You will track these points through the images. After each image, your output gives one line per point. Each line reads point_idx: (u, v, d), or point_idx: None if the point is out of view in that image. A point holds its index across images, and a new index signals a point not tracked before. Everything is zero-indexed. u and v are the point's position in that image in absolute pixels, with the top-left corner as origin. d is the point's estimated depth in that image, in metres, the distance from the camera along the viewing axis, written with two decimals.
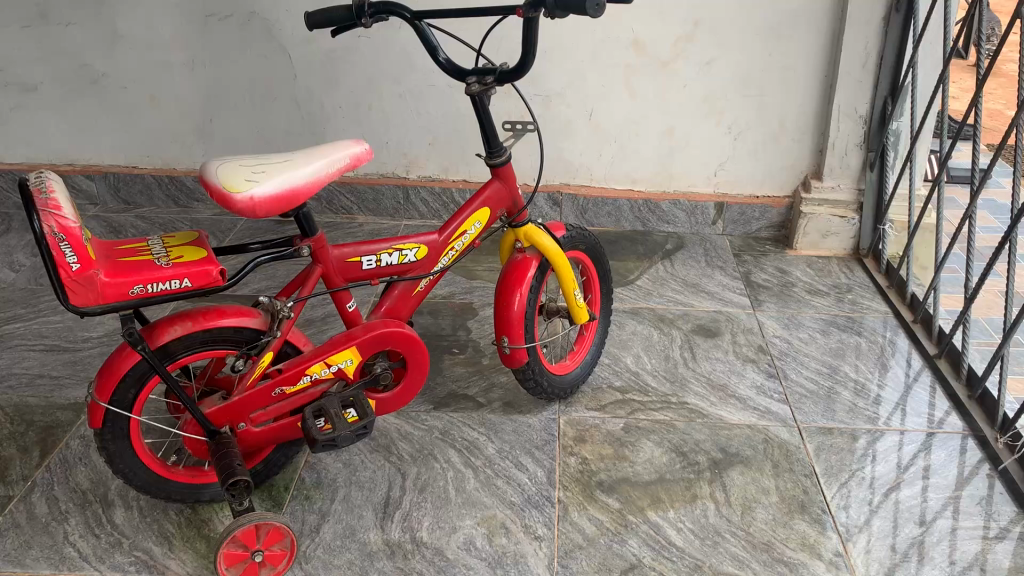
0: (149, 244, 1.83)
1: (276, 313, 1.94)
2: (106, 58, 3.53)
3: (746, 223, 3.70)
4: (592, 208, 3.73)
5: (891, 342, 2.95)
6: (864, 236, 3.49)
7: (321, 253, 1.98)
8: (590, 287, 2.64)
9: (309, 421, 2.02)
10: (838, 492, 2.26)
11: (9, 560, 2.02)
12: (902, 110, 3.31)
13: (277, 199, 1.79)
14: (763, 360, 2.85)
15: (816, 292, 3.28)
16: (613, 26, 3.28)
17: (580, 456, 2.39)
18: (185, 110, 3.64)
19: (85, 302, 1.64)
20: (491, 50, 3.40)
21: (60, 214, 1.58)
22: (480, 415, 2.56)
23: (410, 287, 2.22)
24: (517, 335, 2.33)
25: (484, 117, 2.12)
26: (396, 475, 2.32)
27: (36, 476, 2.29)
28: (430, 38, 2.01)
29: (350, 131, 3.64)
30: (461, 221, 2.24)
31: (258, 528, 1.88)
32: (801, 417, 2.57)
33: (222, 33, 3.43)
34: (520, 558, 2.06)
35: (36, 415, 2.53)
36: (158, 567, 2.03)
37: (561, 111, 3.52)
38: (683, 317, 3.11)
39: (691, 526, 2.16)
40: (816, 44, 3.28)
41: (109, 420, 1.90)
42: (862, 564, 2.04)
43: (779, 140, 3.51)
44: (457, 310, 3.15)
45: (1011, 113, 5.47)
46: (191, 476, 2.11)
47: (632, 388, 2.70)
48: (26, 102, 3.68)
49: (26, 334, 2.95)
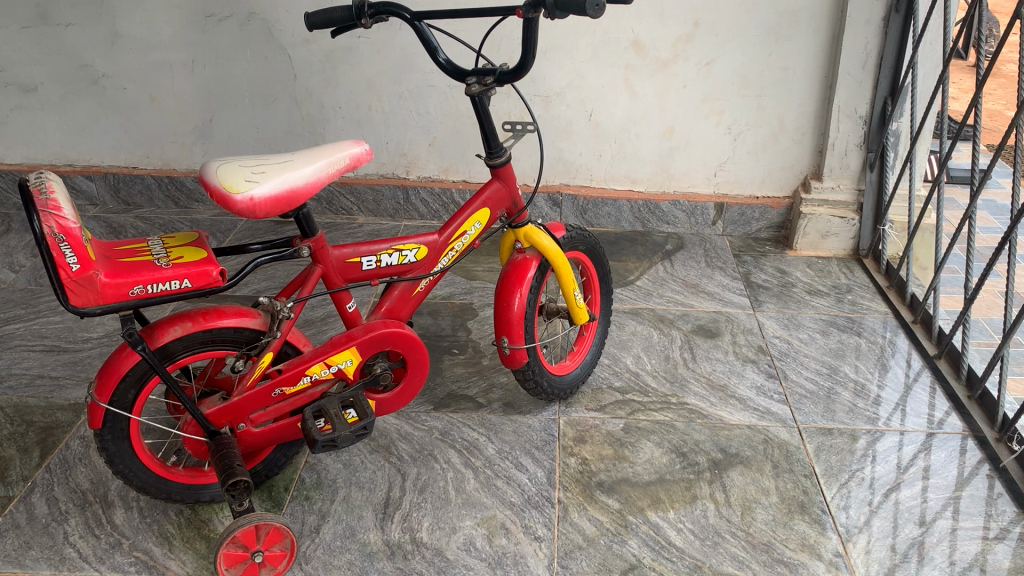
0: (149, 244, 1.84)
1: (275, 313, 1.93)
2: (106, 59, 3.53)
3: (746, 223, 3.71)
4: (592, 208, 3.74)
5: (891, 342, 2.95)
6: (864, 236, 3.49)
7: (321, 253, 1.98)
8: (590, 287, 2.64)
9: (309, 421, 2.02)
10: (838, 493, 2.26)
11: (9, 560, 2.03)
12: (903, 110, 3.31)
13: (277, 199, 1.79)
14: (763, 360, 2.85)
15: (816, 292, 3.29)
16: (613, 26, 3.28)
17: (580, 457, 2.39)
18: (185, 110, 3.64)
19: (85, 302, 1.64)
20: (491, 50, 3.40)
21: (60, 214, 1.58)
22: (481, 416, 2.57)
23: (410, 287, 2.22)
24: (517, 335, 2.33)
25: (484, 117, 2.12)
26: (396, 475, 2.32)
27: (36, 477, 2.29)
28: (430, 39, 2.00)
29: (350, 132, 3.64)
30: (461, 221, 2.24)
31: (258, 528, 1.88)
32: (801, 417, 2.57)
33: (223, 33, 3.43)
34: (521, 558, 2.06)
35: (37, 415, 2.53)
36: (158, 567, 2.03)
37: (561, 111, 3.52)
38: (683, 317, 3.12)
39: (691, 526, 2.16)
40: (815, 45, 3.28)
41: (109, 421, 1.90)
42: (862, 564, 2.04)
43: (779, 140, 3.51)
44: (457, 310, 3.15)
45: (1010, 113, 5.48)
46: (191, 477, 2.11)
47: (632, 389, 2.70)
48: (27, 102, 3.68)
49: (26, 335, 2.95)
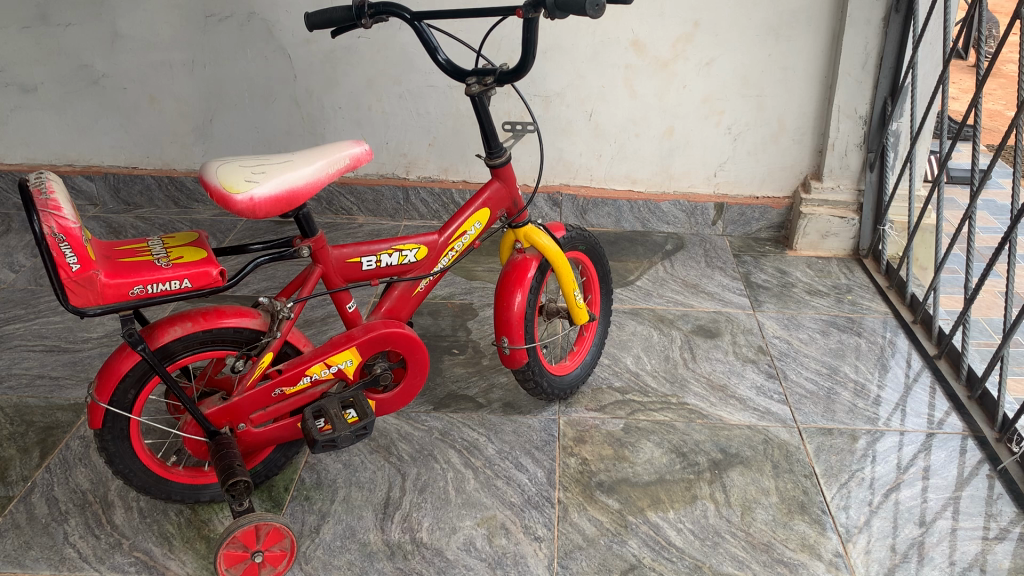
0: (149, 244, 1.84)
1: (275, 313, 1.93)
2: (106, 59, 3.53)
3: (746, 223, 3.71)
4: (593, 208, 3.74)
5: (891, 343, 2.95)
6: (864, 237, 3.49)
7: (321, 253, 1.98)
8: (590, 287, 2.64)
9: (310, 421, 2.02)
10: (838, 493, 2.26)
11: (9, 560, 2.02)
12: (903, 110, 3.31)
13: (277, 199, 1.79)
14: (763, 361, 2.85)
15: (816, 292, 3.29)
16: (612, 27, 3.28)
17: (580, 457, 2.39)
18: (185, 109, 3.64)
19: (85, 302, 1.64)
20: (491, 50, 3.40)
21: (60, 214, 1.58)
22: (480, 415, 2.57)
23: (410, 288, 2.21)
24: (517, 336, 2.33)
25: (483, 117, 2.12)
26: (396, 475, 2.32)
27: (36, 477, 2.29)
28: (429, 39, 2.00)
29: (350, 132, 3.64)
30: (461, 221, 2.24)
31: (258, 528, 1.88)
32: (801, 417, 2.57)
33: (223, 33, 3.43)
34: (521, 558, 2.06)
35: (37, 415, 2.53)
36: (158, 567, 2.03)
37: (561, 111, 3.52)
38: (683, 317, 3.12)
39: (691, 526, 2.16)
40: (815, 45, 3.28)
41: (109, 421, 1.89)
42: (862, 564, 2.04)
43: (779, 140, 3.51)
44: (457, 310, 3.15)
45: (1010, 113, 5.48)
46: (191, 477, 2.11)
47: (632, 389, 2.70)
48: (27, 102, 3.68)
49: (26, 335, 2.95)
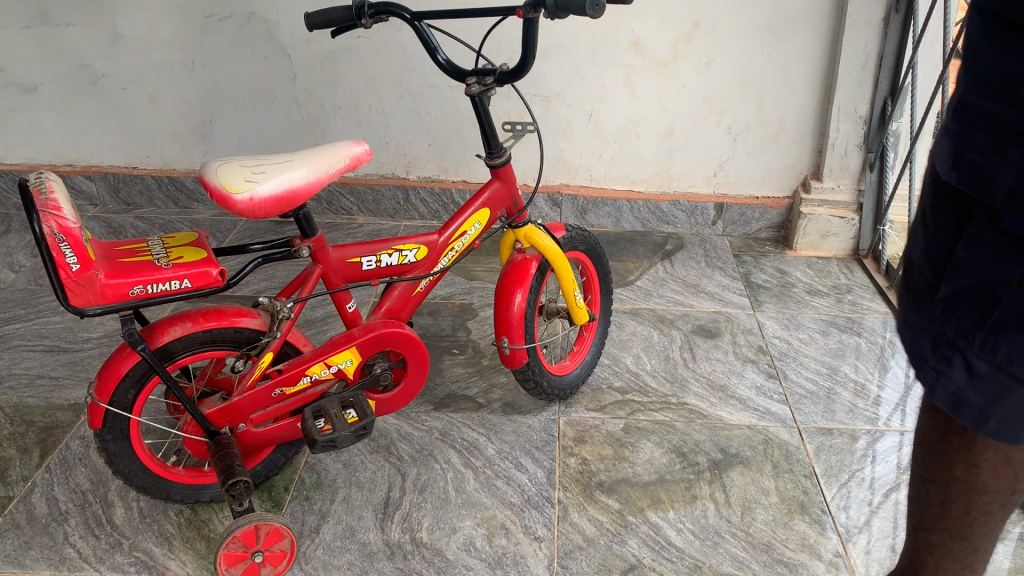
0: (149, 244, 1.84)
1: (275, 313, 1.93)
2: (106, 59, 3.53)
3: (746, 223, 3.71)
4: (593, 207, 3.74)
5: (891, 342, 2.95)
6: (865, 237, 3.48)
7: (321, 253, 1.98)
8: (590, 287, 2.64)
9: (309, 422, 2.02)
10: (838, 493, 2.27)
11: (9, 560, 2.02)
12: (902, 110, 3.31)
13: (277, 199, 1.79)
14: (763, 361, 2.85)
15: (816, 292, 3.29)
16: (612, 27, 3.28)
17: (580, 457, 2.39)
18: (185, 109, 3.64)
19: (85, 302, 1.64)
20: (491, 50, 3.40)
21: (60, 214, 1.58)
22: (480, 416, 2.57)
23: (410, 288, 2.21)
24: (517, 336, 2.32)
25: (483, 118, 2.12)
26: (396, 475, 2.32)
27: (36, 477, 2.29)
28: (429, 39, 2.00)
29: (349, 132, 3.64)
30: (461, 221, 2.24)
31: (257, 528, 1.88)
32: (800, 417, 2.57)
33: (223, 33, 3.43)
34: (521, 558, 2.06)
35: (37, 415, 2.53)
36: (158, 567, 2.03)
37: (560, 111, 3.52)
38: (683, 317, 3.12)
39: (691, 526, 2.16)
40: (814, 45, 3.28)
41: (109, 421, 1.89)
42: (862, 565, 2.04)
43: (779, 140, 3.51)
44: (457, 310, 3.15)
45: None
46: (191, 477, 2.12)
47: (632, 389, 2.70)
48: (27, 102, 3.68)
49: (26, 335, 2.95)
